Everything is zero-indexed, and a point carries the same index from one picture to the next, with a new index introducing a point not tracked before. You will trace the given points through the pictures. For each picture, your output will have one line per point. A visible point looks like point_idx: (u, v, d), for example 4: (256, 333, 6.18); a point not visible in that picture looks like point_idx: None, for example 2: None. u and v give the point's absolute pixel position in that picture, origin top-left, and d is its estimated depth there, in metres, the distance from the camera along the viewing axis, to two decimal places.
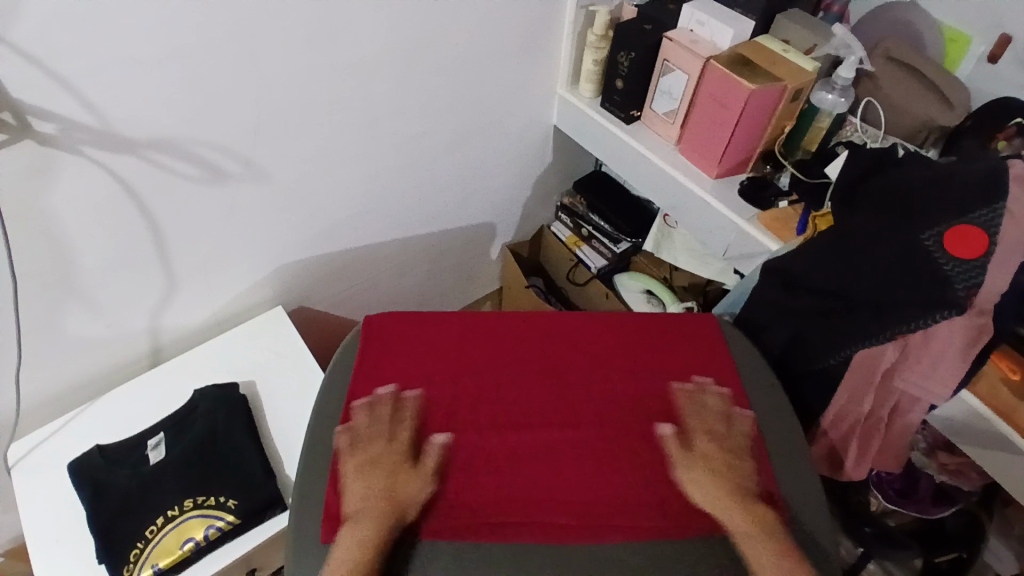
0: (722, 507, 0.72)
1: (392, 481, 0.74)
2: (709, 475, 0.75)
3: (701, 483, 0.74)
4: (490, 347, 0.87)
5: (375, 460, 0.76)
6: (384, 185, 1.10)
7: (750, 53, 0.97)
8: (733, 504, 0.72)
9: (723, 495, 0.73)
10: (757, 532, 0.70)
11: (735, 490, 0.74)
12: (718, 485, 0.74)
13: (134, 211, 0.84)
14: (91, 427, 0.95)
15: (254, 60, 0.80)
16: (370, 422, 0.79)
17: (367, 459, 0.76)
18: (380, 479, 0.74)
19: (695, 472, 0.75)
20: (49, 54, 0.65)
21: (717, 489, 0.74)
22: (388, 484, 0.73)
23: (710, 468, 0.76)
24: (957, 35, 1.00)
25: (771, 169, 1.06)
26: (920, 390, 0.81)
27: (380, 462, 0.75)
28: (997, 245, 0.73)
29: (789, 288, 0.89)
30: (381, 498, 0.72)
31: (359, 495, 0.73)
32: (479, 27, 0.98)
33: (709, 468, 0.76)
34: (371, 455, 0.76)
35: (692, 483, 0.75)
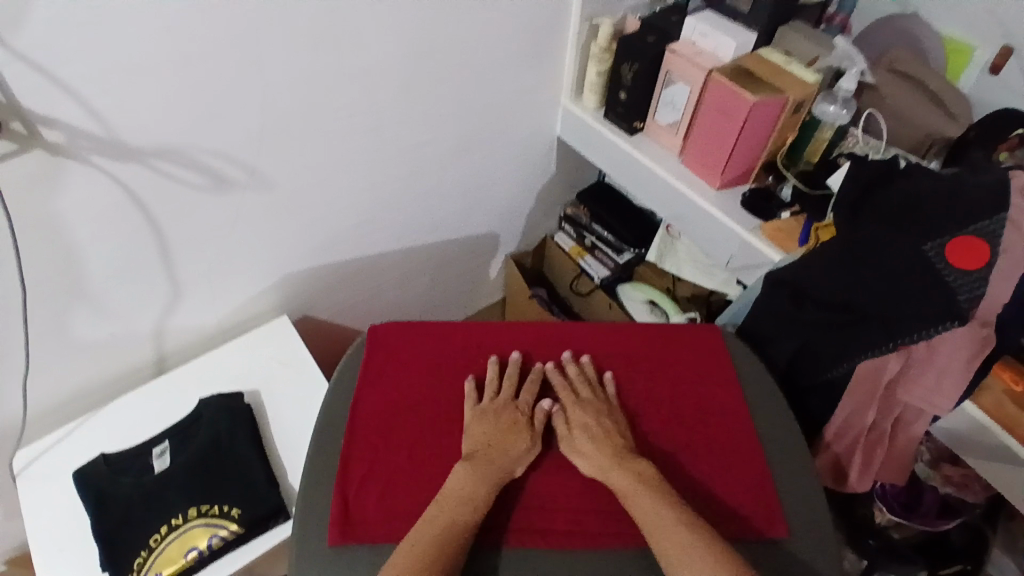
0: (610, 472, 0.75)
1: (504, 430, 0.78)
2: (592, 442, 0.77)
3: (591, 453, 0.77)
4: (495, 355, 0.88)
5: (493, 413, 0.80)
6: (388, 194, 1.11)
7: (753, 64, 0.98)
8: (617, 466, 0.75)
9: (604, 459, 0.76)
10: (644, 491, 0.72)
11: (621, 453, 0.76)
12: (602, 450, 0.76)
13: (139, 219, 0.85)
14: (96, 435, 0.96)
15: (258, 68, 0.81)
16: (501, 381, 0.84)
17: (486, 413, 0.80)
18: (489, 432, 0.78)
19: (585, 437, 0.78)
20: (54, 62, 0.67)
21: (604, 453, 0.76)
22: (505, 440, 0.77)
23: (595, 433, 0.78)
24: (961, 46, 1.00)
25: (773, 180, 1.06)
26: (925, 403, 0.80)
27: (502, 415, 0.80)
28: (1000, 256, 0.73)
29: (797, 300, 0.88)
30: (500, 452, 0.76)
31: (474, 444, 0.78)
32: (481, 37, 0.99)
33: (593, 433, 0.78)
34: (501, 407, 0.81)
35: (576, 452, 0.77)
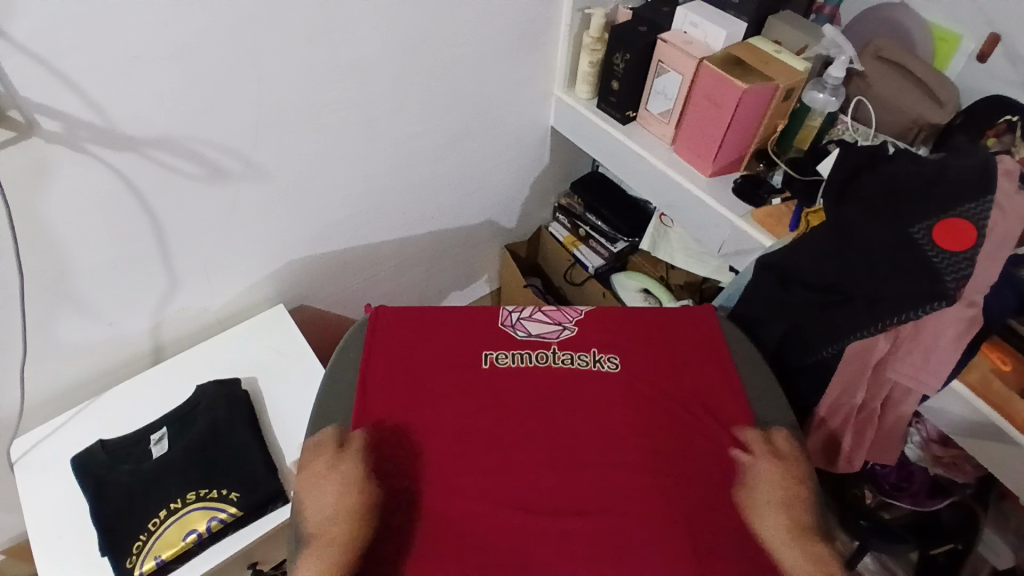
0: (787, 542, 0.70)
1: (352, 490, 0.72)
2: (784, 508, 0.72)
3: (789, 514, 0.72)
4: (505, 411, 0.83)
5: (330, 473, 0.74)
6: (383, 184, 1.12)
7: (742, 53, 0.99)
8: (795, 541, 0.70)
9: (786, 529, 0.71)
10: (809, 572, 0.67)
11: (801, 523, 0.71)
12: (784, 516, 0.72)
13: (137, 208, 0.85)
14: (93, 424, 0.96)
15: (254, 57, 0.82)
16: (324, 440, 0.78)
17: (318, 476, 0.74)
18: (330, 501, 0.71)
19: (770, 503, 0.73)
20: (53, 53, 0.67)
21: (798, 517, 0.71)
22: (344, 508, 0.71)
23: (781, 494, 0.73)
24: (947, 34, 1.02)
25: (764, 167, 1.07)
26: (912, 381, 0.82)
27: (322, 477, 0.74)
28: (986, 237, 0.75)
29: (784, 282, 0.90)
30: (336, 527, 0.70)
31: (314, 511, 0.71)
32: (475, 28, 1.00)
33: (784, 499, 0.73)
34: (322, 465, 0.75)
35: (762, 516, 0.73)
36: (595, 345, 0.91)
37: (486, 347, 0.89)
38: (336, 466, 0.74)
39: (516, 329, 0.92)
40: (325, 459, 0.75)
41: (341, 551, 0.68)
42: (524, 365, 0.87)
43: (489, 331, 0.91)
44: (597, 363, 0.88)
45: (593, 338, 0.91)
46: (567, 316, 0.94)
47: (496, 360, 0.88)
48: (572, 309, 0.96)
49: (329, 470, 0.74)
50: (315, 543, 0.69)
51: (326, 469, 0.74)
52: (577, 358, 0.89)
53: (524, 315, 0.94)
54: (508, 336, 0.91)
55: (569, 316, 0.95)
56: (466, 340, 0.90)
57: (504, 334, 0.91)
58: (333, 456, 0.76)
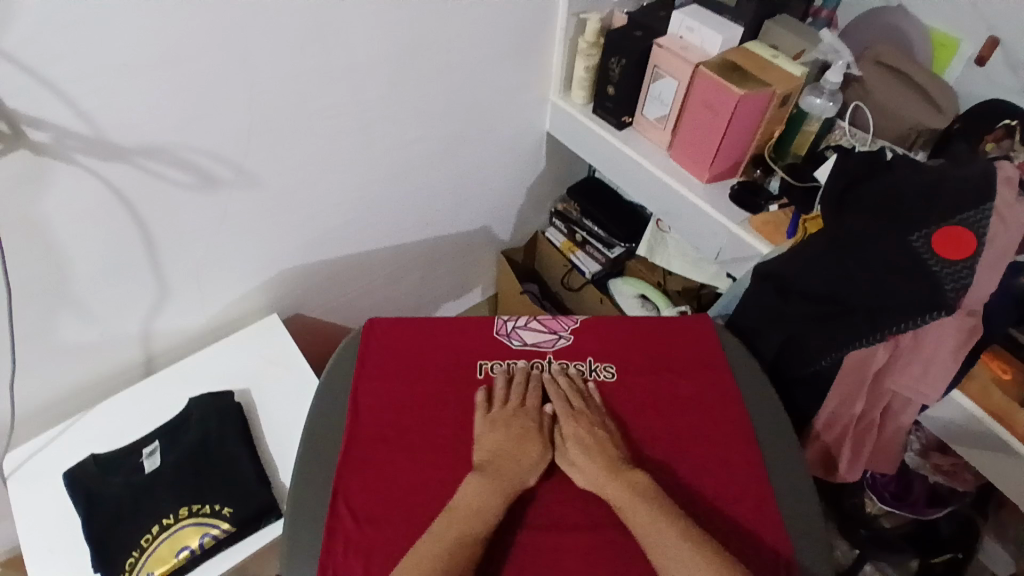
0: (603, 483, 0.74)
1: (519, 439, 0.79)
2: (586, 456, 0.76)
3: (579, 464, 0.76)
4: (517, 386, 0.85)
5: (512, 419, 0.81)
6: (376, 192, 1.11)
7: (739, 58, 0.98)
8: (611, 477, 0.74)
9: (598, 470, 0.75)
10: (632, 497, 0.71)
11: (611, 464, 0.75)
12: (596, 462, 0.76)
13: (127, 218, 0.84)
14: (85, 436, 0.95)
15: (244, 65, 0.80)
16: (507, 392, 0.84)
17: (492, 422, 0.80)
18: (501, 439, 0.78)
19: (578, 448, 0.77)
20: (39, 62, 0.66)
21: (596, 467, 0.75)
22: (514, 445, 0.78)
23: (586, 444, 0.78)
24: (946, 39, 1.01)
25: (761, 173, 1.06)
26: (910, 391, 0.81)
27: (513, 423, 0.80)
28: (987, 246, 0.74)
29: (782, 292, 0.89)
30: (505, 456, 0.76)
31: (484, 449, 0.78)
32: (468, 34, 0.99)
33: (586, 442, 0.78)
34: (508, 415, 0.81)
35: (570, 463, 0.77)
36: (592, 355, 0.90)
37: (481, 357, 0.89)
38: (516, 416, 0.81)
39: (511, 338, 0.91)
40: (496, 409, 0.82)
41: (504, 484, 0.73)
42: (520, 376, 0.87)
43: (484, 340, 0.90)
44: (594, 372, 0.88)
45: (589, 347, 0.91)
46: (563, 325, 0.94)
47: (491, 370, 0.87)
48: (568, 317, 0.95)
49: (499, 417, 0.81)
50: (489, 470, 0.75)
51: (496, 416, 0.81)
52: (574, 367, 0.88)
53: (519, 324, 0.93)
54: (504, 346, 0.90)
55: (565, 324, 0.94)
56: (461, 350, 0.89)
57: (500, 343, 0.90)
58: (511, 406, 0.82)
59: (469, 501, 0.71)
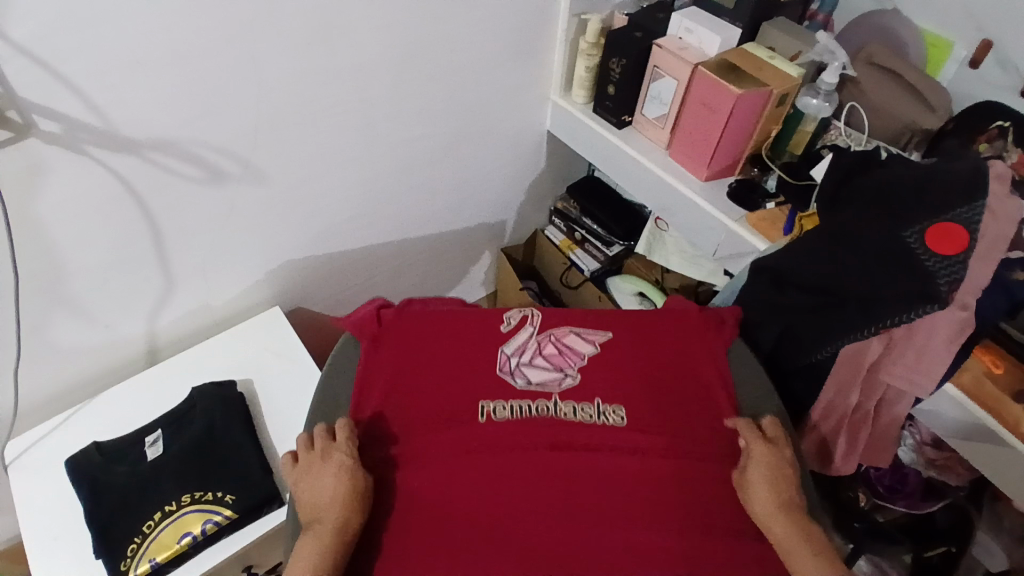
0: (773, 519, 0.72)
1: (332, 484, 0.73)
2: (768, 488, 0.73)
3: (758, 494, 0.74)
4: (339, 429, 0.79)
5: (319, 468, 0.75)
6: (380, 187, 1.12)
7: (737, 59, 1.00)
8: (782, 518, 0.72)
9: (772, 510, 0.72)
10: (803, 546, 0.70)
11: (787, 503, 0.73)
12: (772, 496, 0.73)
13: (134, 209, 0.85)
14: (87, 425, 0.96)
15: (252, 59, 0.82)
16: (322, 434, 0.79)
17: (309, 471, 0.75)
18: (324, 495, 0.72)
19: (763, 478, 0.74)
20: (52, 54, 0.67)
21: (772, 500, 0.73)
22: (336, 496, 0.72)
23: (773, 474, 0.74)
24: (939, 41, 1.03)
25: (758, 172, 1.09)
26: (905, 383, 0.82)
27: (320, 469, 0.75)
28: (978, 242, 0.75)
29: (778, 285, 0.92)
30: (328, 510, 0.71)
31: (310, 507, 0.73)
32: (472, 32, 1.01)
33: (780, 473, 0.75)
34: (316, 465, 0.76)
35: (749, 488, 0.74)
36: (600, 396, 0.85)
37: (484, 396, 0.84)
38: (325, 458, 0.76)
39: (515, 376, 0.87)
40: (315, 455, 0.77)
41: (326, 540, 0.69)
42: (525, 418, 0.82)
43: (487, 378, 0.86)
44: (602, 415, 0.83)
45: (597, 387, 0.86)
46: (570, 361, 0.89)
47: (493, 412, 0.82)
48: (577, 352, 0.90)
49: (314, 467, 0.76)
50: (314, 535, 0.69)
51: (313, 465, 0.76)
52: (582, 410, 0.83)
53: (524, 359, 0.89)
54: (507, 385, 0.86)
55: (573, 360, 0.89)
56: (462, 388, 0.85)
57: (503, 381, 0.86)
58: (323, 451, 0.77)
59: (305, 572, 0.66)
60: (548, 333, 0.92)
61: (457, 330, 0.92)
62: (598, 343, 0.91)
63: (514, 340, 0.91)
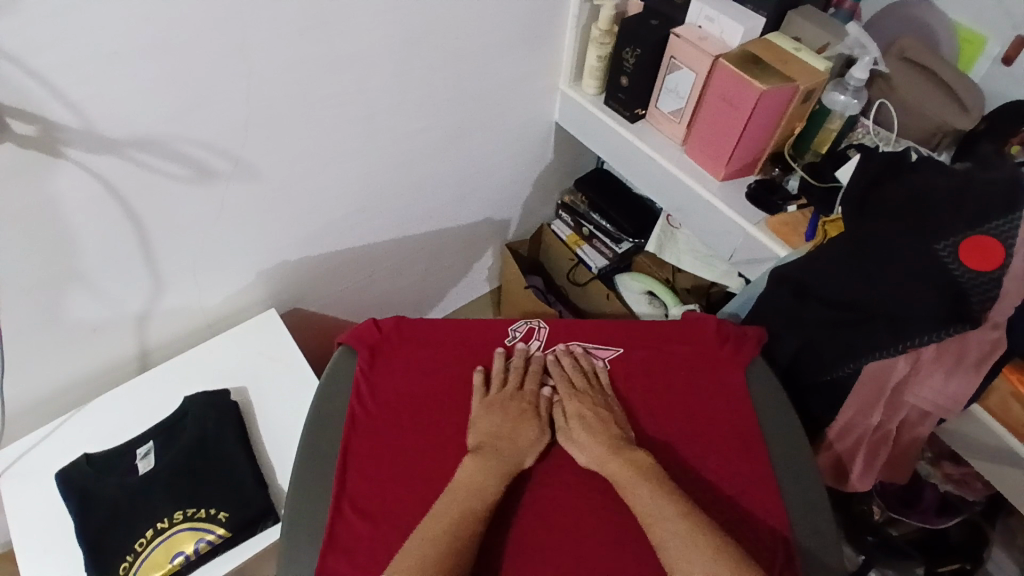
0: (607, 461, 0.75)
1: (510, 422, 0.80)
2: (587, 431, 0.78)
3: (574, 433, 0.79)
4: (516, 372, 0.86)
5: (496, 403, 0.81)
6: (379, 183, 1.07)
7: (760, 51, 0.93)
8: (614, 455, 0.75)
9: (602, 449, 0.76)
10: (638, 479, 0.72)
11: (612, 441, 0.77)
12: (597, 441, 0.77)
13: (118, 212, 0.81)
14: (76, 434, 0.93)
15: (241, 52, 0.76)
16: (505, 373, 0.85)
17: (490, 403, 0.82)
18: (501, 420, 0.79)
19: (586, 431, 0.78)
20: (23, 50, 0.62)
21: (595, 439, 0.77)
22: (514, 419, 0.80)
23: (588, 425, 0.79)
24: (973, 35, 0.96)
25: (780, 171, 1.03)
26: (931, 405, 0.79)
27: (512, 406, 0.81)
28: (1015, 257, 0.71)
29: (800, 297, 0.87)
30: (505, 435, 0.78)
31: (480, 433, 0.78)
32: (478, 18, 0.94)
33: (585, 421, 0.79)
34: (500, 399, 0.82)
35: (575, 444, 0.78)
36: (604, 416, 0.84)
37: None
38: (505, 399, 0.82)
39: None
40: (498, 392, 0.83)
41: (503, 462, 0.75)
42: (530, 442, 0.80)
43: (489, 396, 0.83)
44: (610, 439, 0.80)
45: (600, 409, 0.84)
46: None
47: None
48: (583, 369, 0.88)
49: (498, 402, 0.82)
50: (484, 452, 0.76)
51: (496, 400, 0.82)
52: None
53: (528, 377, 0.88)
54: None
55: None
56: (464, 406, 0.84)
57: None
58: (503, 387, 0.84)
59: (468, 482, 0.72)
60: (553, 350, 0.90)
61: (461, 343, 0.89)
62: (605, 360, 0.88)
63: (519, 355, 0.89)
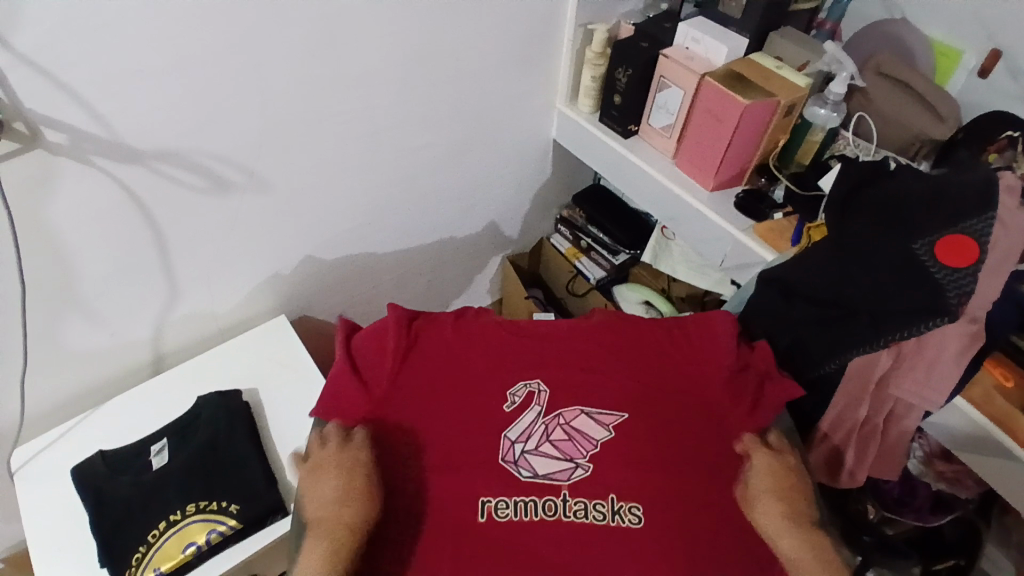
0: (782, 535, 0.69)
1: (340, 493, 0.69)
2: (775, 500, 0.71)
3: (763, 502, 0.71)
4: (329, 439, 0.75)
5: (327, 467, 0.72)
6: (386, 196, 1.12)
7: (744, 69, 0.99)
8: (789, 530, 0.69)
9: (738, 476, 0.74)
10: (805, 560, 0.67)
11: (796, 515, 0.70)
12: (737, 472, 0.74)
13: (139, 219, 0.86)
14: (92, 434, 0.96)
15: (258, 69, 0.82)
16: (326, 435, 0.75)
17: (314, 470, 0.73)
18: (330, 491, 0.69)
19: (768, 494, 0.72)
20: (56, 64, 0.67)
21: (777, 510, 0.70)
22: (342, 491, 0.69)
23: (775, 490, 0.72)
24: (949, 49, 1.02)
25: (765, 182, 1.08)
26: (915, 396, 0.82)
27: (332, 470, 0.71)
28: (988, 252, 0.74)
29: (787, 296, 0.91)
30: (337, 509, 0.69)
31: (316, 504, 0.70)
32: (478, 40, 1.01)
33: (774, 490, 0.72)
34: (327, 464, 0.72)
35: (757, 509, 0.71)
36: (614, 490, 0.75)
37: (484, 490, 0.75)
38: (338, 462, 0.72)
39: (519, 467, 0.77)
40: (325, 453, 0.74)
41: (334, 544, 0.66)
42: (531, 521, 0.73)
43: (484, 471, 0.77)
44: (617, 515, 0.73)
45: (610, 480, 0.76)
46: (580, 449, 0.78)
47: (494, 511, 0.74)
48: (588, 437, 0.79)
49: (323, 469, 0.72)
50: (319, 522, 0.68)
51: (321, 465, 0.72)
52: (593, 509, 0.74)
53: (528, 447, 0.79)
54: (509, 478, 0.76)
55: (582, 447, 0.79)
56: (459, 482, 0.76)
57: (504, 473, 0.77)
58: (336, 449, 0.74)
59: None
60: (555, 415, 0.82)
61: (455, 407, 0.82)
62: (610, 426, 0.80)
63: (519, 421, 0.81)
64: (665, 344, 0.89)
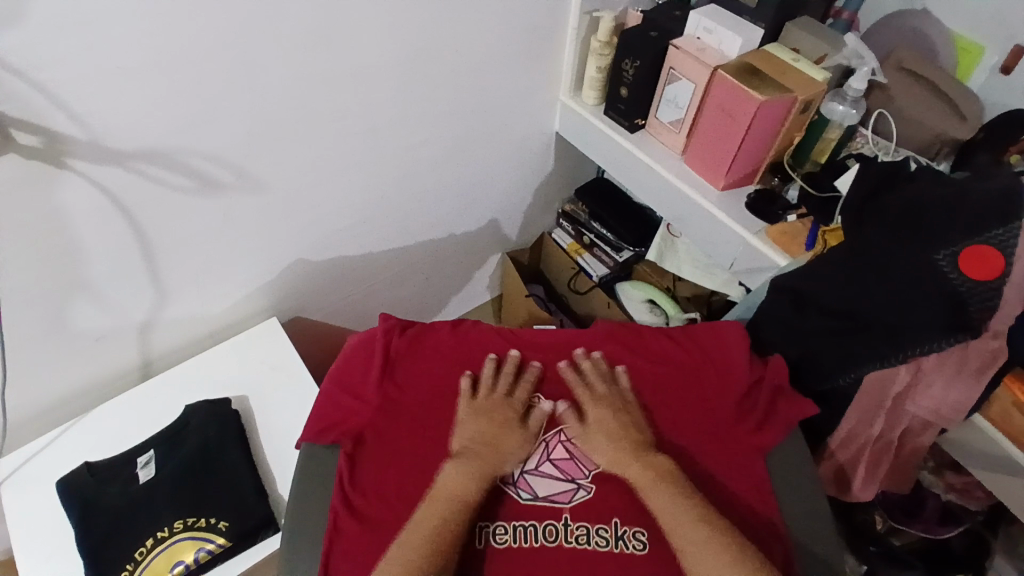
0: (623, 465, 0.76)
1: (493, 428, 0.78)
2: (606, 436, 0.78)
3: (592, 441, 0.79)
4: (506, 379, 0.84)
5: (495, 410, 0.80)
6: (382, 194, 1.08)
7: (758, 62, 0.94)
8: (631, 458, 0.75)
9: (622, 453, 0.76)
10: (658, 483, 0.73)
11: (635, 446, 0.77)
12: (616, 446, 0.77)
13: (122, 223, 0.81)
14: (78, 443, 0.93)
15: (248, 67, 0.77)
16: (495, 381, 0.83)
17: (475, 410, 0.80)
18: (483, 428, 0.78)
19: (599, 433, 0.79)
20: (28, 63, 0.62)
21: (608, 447, 0.77)
22: (496, 432, 0.78)
23: (605, 427, 0.79)
24: (970, 44, 0.97)
25: (779, 181, 1.03)
26: (932, 414, 0.79)
27: (497, 413, 0.80)
28: (1014, 266, 0.70)
29: (799, 305, 0.87)
30: (474, 442, 0.77)
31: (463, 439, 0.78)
32: (481, 32, 0.96)
33: (605, 427, 0.79)
34: (491, 406, 0.80)
35: (584, 441, 0.79)
36: (618, 513, 0.74)
37: (483, 515, 0.74)
38: (496, 403, 0.81)
39: (519, 489, 0.76)
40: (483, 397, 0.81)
41: (481, 468, 0.74)
42: (531, 545, 0.71)
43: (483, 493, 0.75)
44: (621, 540, 0.72)
45: (612, 502, 0.75)
46: (582, 468, 0.78)
47: (493, 536, 0.72)
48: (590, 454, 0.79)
49: (484, 406, 0.80)
50: (470, 458, 0.75)
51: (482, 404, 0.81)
52: (595, 534, 0.72)
53: (528, 466, 0.78)
54: (510, 501, 0.75)
55: (586, 468, 0.78)
56: None
57: (503, 495, 0.75)
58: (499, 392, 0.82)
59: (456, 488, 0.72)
60: (556, 432, 0.81)
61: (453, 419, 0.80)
62: None
63: None
64: (672, 354, 0.87)
